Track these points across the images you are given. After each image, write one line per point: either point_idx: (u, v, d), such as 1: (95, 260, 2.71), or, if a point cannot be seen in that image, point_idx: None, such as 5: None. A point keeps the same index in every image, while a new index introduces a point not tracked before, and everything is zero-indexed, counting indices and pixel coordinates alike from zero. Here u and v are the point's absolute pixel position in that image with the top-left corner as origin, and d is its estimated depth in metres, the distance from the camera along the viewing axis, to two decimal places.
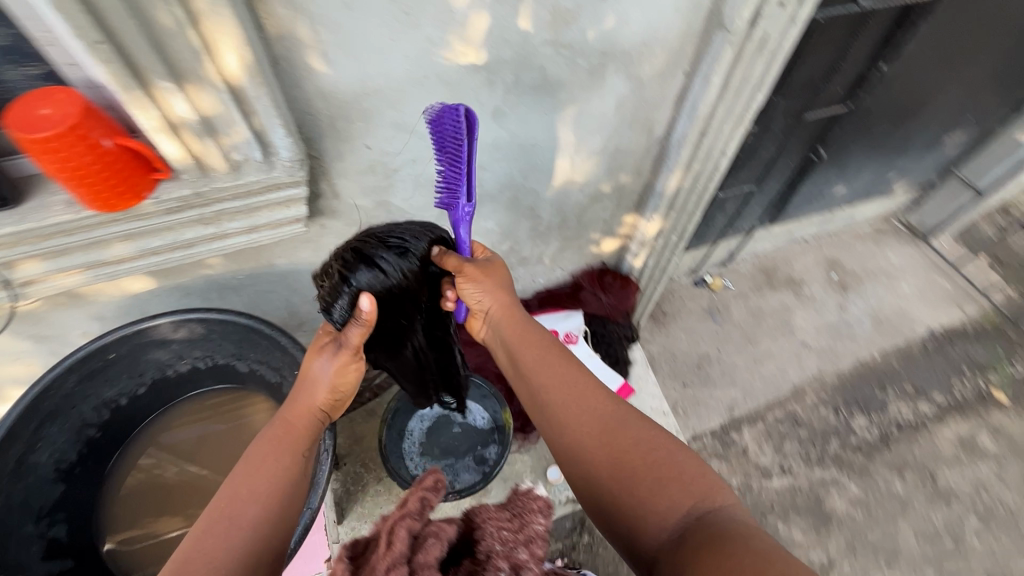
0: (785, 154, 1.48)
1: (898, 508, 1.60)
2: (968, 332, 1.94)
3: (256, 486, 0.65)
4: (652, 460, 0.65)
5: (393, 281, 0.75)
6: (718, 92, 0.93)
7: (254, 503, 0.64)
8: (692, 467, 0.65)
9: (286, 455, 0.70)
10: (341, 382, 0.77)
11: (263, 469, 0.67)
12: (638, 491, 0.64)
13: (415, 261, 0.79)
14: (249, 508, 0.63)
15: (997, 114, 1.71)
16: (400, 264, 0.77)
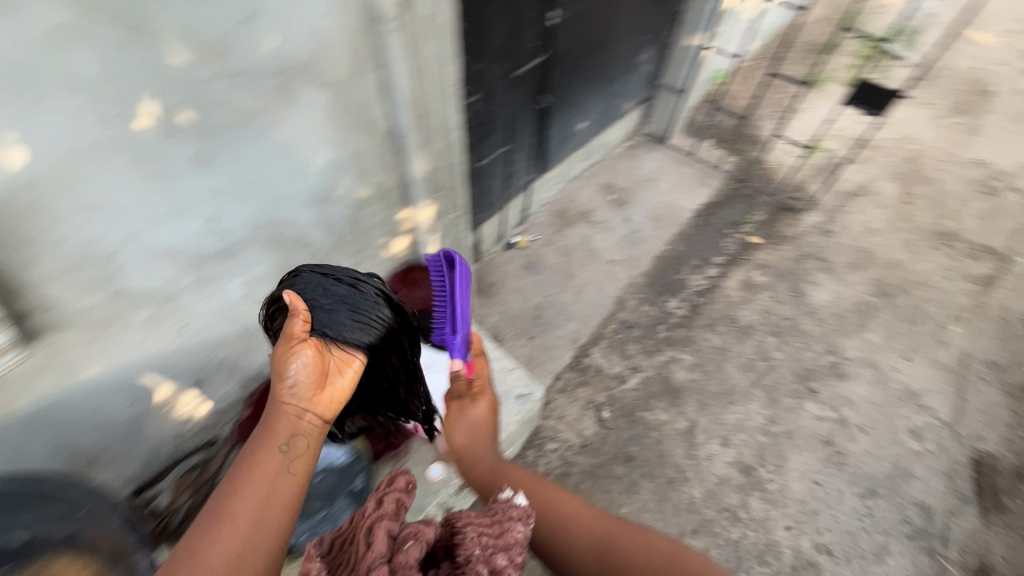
0: (518, 111, 1.66)
1: (721, 355, 1.89)
2: (718, 201, 2.37)
3: (250, 491, 0.64)
4: (562, 507, 0.82)
5: (344, 299, 0.87)
6: (409, 75, 1.03)
7: (251, 502, 0.63)
8: (590, 512, 0.81)
9: (270, 458, 0.68)
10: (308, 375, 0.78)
11: (253, 474, 0.66)
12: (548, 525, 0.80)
13: (361, 291, 0.91)
14: (241, 504, 0.62)
15: (661, 28, 2.09)
16: (345, 291, 0.89)
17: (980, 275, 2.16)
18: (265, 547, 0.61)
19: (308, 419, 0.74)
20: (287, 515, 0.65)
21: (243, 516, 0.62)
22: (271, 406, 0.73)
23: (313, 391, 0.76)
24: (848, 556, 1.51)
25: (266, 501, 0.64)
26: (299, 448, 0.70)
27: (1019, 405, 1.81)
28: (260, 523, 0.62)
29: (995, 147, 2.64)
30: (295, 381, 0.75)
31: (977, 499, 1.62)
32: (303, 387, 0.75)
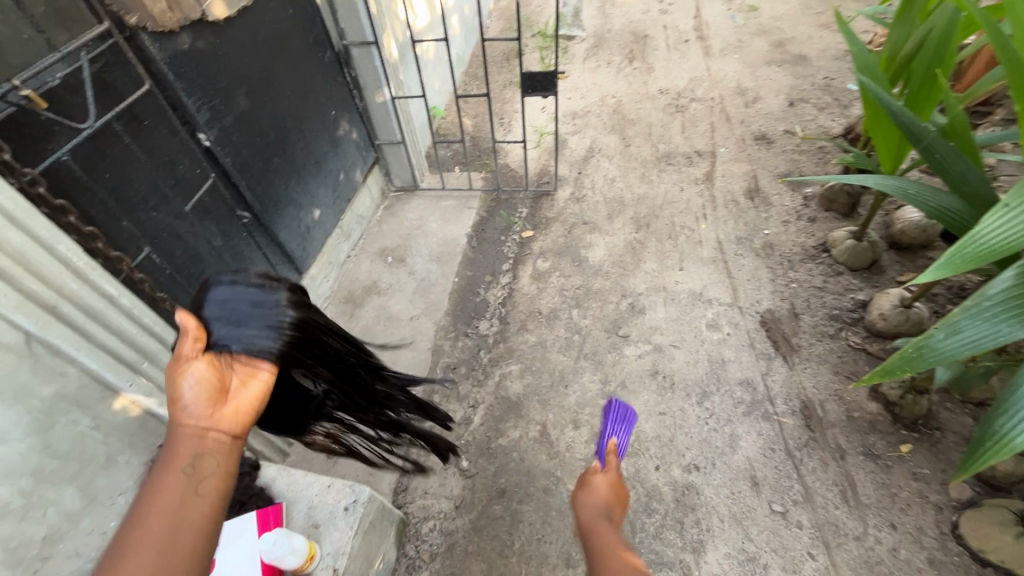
0: (225, 234, 1.58)
1: (541, 349, 1.96)
2: (485, 216, 2.49)
3: (158, 527, 0.72)
4: (611, 555, 1.02)
5: (246, 316, 0.85)
6: (2, 272, 0.91)
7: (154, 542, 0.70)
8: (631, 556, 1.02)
9: (172, 486, 0.74)
10: (205, 398, 0.79)
11: (156, 508, 0.73)
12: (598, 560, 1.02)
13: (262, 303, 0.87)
14: (142, 549, 0.70)
15: (347, 98, 2.17)
16: (242, 303, 0.85)
17: (702, 175, 2.53)
18: (178, 575, 0.71)
19: (211, 438, 0.78)
20: (195, 539, 0.73)
21: (149, 551, 0.70)
22: (172, 429, 0.78)
23: (208, 407, 0.79)
24: (711, 460, 1.62)
25: (173, 530, 0.72)
26: (203, 472, 0.76)
27: (772, 260, 2.13)
28: (169, 550, 0.71)
29: (668, 75, 3.16)
30: (190, 405, 0.78)
31: (777, 351, 1.85)
32: (198, 408, 0.78)
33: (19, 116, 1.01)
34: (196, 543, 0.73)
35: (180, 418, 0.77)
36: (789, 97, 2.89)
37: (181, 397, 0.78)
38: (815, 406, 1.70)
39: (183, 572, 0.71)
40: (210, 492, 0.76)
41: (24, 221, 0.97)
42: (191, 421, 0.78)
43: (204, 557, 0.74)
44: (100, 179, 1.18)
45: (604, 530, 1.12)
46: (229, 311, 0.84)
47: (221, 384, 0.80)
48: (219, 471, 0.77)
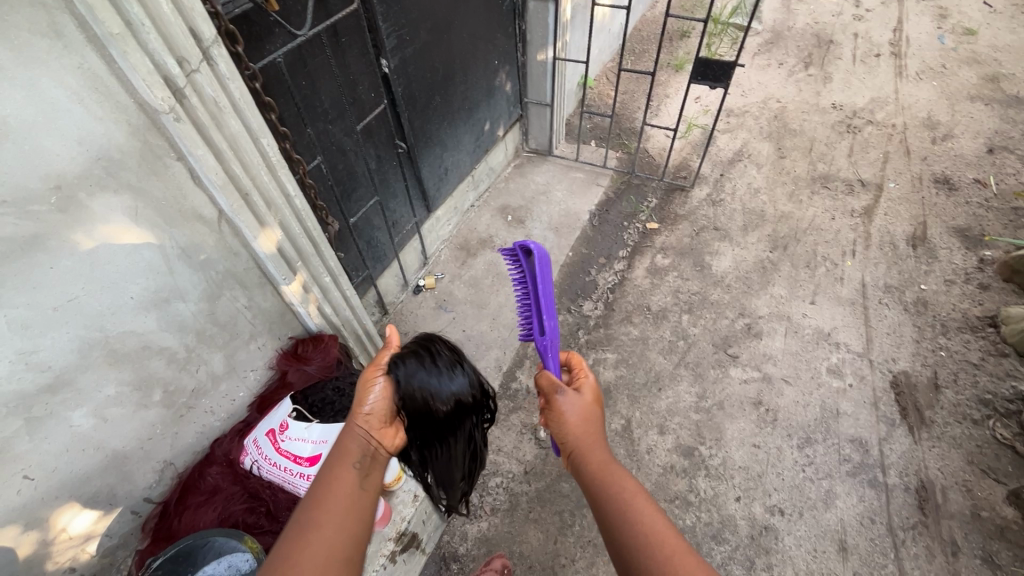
0: (380, 158, 1.65)
1: (642, 345, 1.91)
2: (612, 197, 2.41)
3: (331, 503, 0.79)
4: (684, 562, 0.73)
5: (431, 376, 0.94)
6: (217, 156, 0.99)
7: (327, 519, 0.77)
8: (688, 559, 0.74)
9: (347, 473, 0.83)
10: (383, 398, 0.92)
11: (333, 489, 0.81)
12: (622, 531, 0.79)
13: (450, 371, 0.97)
14: (321, 519, 0.77)
15: (512, 50, 2.16)
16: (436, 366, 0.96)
17: (861, 208, 2.29)
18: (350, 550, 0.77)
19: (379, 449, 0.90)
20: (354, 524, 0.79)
21: (331, 522, 0.77)
22: (346, 432, 0.89)
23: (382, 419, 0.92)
24: (799, 510, 1.52)
25: (342, 513, 0.79)
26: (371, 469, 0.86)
27: (922, 320, 1.90)
28: (342, 529, 0.77)
29: (847, 89, 2.84)
30: (370, 415, 0.91)
31: (904, 419, 1.67)
32: (376, 416, 0.91)
33: (252, 13, 1.08)
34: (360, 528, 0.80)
35: (359, 421, 0.89)
36: (989, 142, 2.50)
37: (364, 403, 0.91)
38: (935, 490, 1.53)
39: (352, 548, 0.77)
40: (370, 486, 0.84)
41: (246, 111, 1.01)
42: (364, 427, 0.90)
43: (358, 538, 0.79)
44: (298, 87, 1.26)
45: (635, 488, 0.84)
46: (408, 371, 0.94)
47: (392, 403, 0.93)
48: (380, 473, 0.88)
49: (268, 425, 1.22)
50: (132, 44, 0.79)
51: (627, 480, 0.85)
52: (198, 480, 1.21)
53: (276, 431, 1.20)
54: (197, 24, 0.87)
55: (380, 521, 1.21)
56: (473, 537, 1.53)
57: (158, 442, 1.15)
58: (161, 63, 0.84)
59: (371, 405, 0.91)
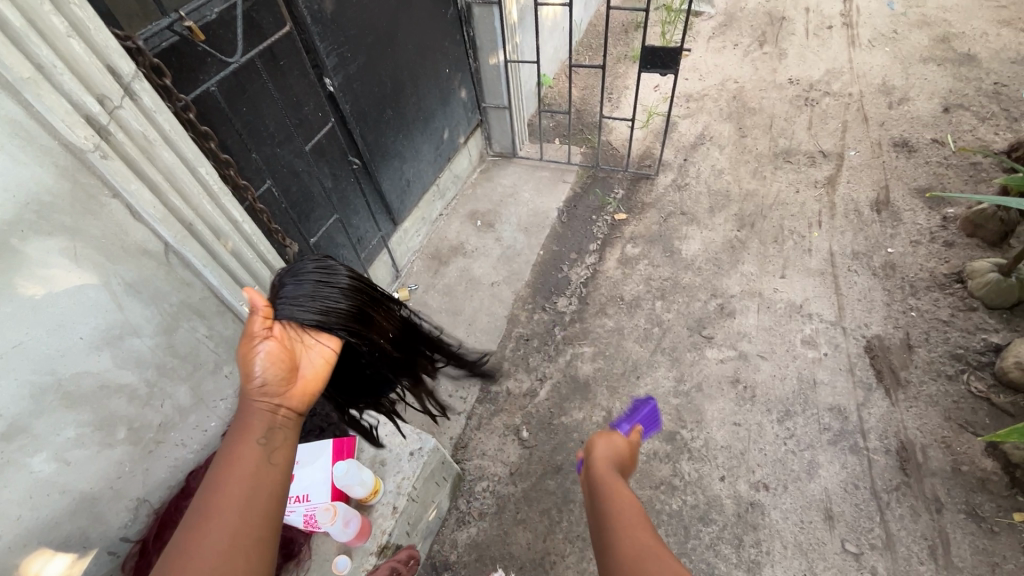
0: (335, 176, 1.66)
1: (618, 336, 1.92)
2: (579, 192, 2.42)
3: (236, 486, 0.72)
4: (632, 550, 0.73)
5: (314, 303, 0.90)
6: (153, 189, 1.01)
7: (232, 503, 0.71)
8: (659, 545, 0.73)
9: (248, 451, 0.76)
10: (270, 363, 0.83)
11: (232, 467, 0.74)
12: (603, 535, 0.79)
13: (322, 291, 0.93)
14: (225, 502, 0.71)
15: (462, 57, 2.17)
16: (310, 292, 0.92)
17: (824, 178, 2.31)
18: (261, 528, 0.72)
19: (281, 412, 0.82)
20: (271, 503, 0.74)
21: (231, 508, 0.71)
22: (243, 407, 0.80)
23: (281, 384, 0.83)
24: (784, 483, 1.53)
25: (252, 489, 0.73)
26: (276, 439, 0.79)
27: (891, 283, 1.92)
28: (248, 513, 0.72)
29: (802, 63, 2.87)
30: (264, 382, 0.81)
31: (880, 382, 1.68)
32: (270, 383, 0.82)
33: (180, 45, 1.09)
34: (272, 509, 0.74)
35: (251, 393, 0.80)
36: (944, 102, 2.53)
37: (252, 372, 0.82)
38: (915, 450, 1.54)
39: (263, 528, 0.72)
40: (281, 459, 0.78)
41: (177, 142, 1.03)
42: (261, 398, 0.81)
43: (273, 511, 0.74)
44: (238, 114, 1.27)
45: (612, 486, 0.87)
46: (302, 292, 0.92)
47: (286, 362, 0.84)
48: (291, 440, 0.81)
49: None
50: (47, 86, 0.80)
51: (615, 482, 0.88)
52: (174, 515, 1.19)
53: None
54: (114, 61, 0.89)
55: (359, 537, 1.22)
56: (463, 544, 1.52)
57: (129, 480, 1.15)
58: (80, 103, 0.85)
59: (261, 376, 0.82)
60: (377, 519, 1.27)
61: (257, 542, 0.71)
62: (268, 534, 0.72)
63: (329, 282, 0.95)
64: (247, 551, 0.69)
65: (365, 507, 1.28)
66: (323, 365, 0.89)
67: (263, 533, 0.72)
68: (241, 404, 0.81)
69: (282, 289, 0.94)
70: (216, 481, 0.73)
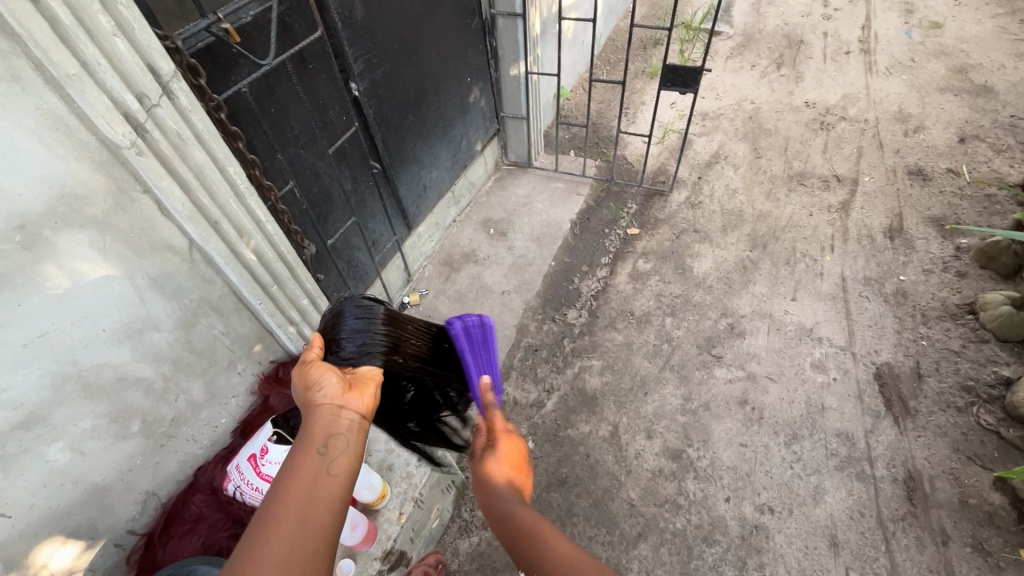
0: (355, 179, 1.67)
1: (627, 350, 1.92)
2: (592, 205, 2.44)
3: (301, 499, 0.71)
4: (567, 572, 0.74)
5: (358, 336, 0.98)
6: (182, 186, 1.02)
7: (295, 515, 0.69)
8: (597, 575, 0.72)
9: (315, 462, 0.75)
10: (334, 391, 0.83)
11: (300, 477, 0.73)
12: None
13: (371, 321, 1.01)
14: (288, 512, 0.69)
15: (484, 66, 2.19)
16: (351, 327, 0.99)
17: (837, 203, 2.31)
18: (317, 541, 0.69)
19: (344, 416, 0.82)
20: (329, 513, 0.72)
21: (291, 519, 0.69)
22: (308, 414, 0.81)
23: (340, 390, 0.84)
24: (789, 507, 1.52)
25: (316, 500, 0.72)
26: (338, 450, 0.77)
27: (902, 310, 1.92)
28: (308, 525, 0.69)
29: (819, 87, 2.88)
30: (326, 389, 0.83)
31: (888, 410, 1.68)
32: (332, 391, 0.83)
33: (215, 46, 1.11)
34: (329, 523, 0.71)
35: (317, 399, 0.82)
36: (959, 132, 2.54)
37: (316, 386, 0.84)
38: (922, 480, 1.54)
39: (320, 543, 0.69)
40: (341, 470, 0.76)
41: (209, 141, 1.05)
42: (326, 401, 0.83)
43: (334, 526, 0.72)
44: (266, 115, 1.28)
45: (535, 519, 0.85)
46: (352, 329, 0.99)
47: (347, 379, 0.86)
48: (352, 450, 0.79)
49: (250, 450, 1.19)
50: (90, 83, 0.82)
51: (529, 514, 0.86)
52: (182, 509, 1.22)
53: (257, 456, 1.17)
54: (154, 60, 0.90)
55: (365, 541, 1.22)
56: (464, 552, 1.52)
57: (139, 473, 1.15)
58: (119, 99, 0.87)
59: (325, 386, 0.83)
60: (383, 524, 1.28)
61: (311, 558, 0.67)
62: (325, 546, 0.69)
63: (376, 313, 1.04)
64: (304, 562, 0.66)
65: (371, 512, 1.28)
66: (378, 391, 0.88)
67: (322, 550, 0.69)
68: (310, 419, 0.80)
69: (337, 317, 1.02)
70: (280, 489, 0.72)
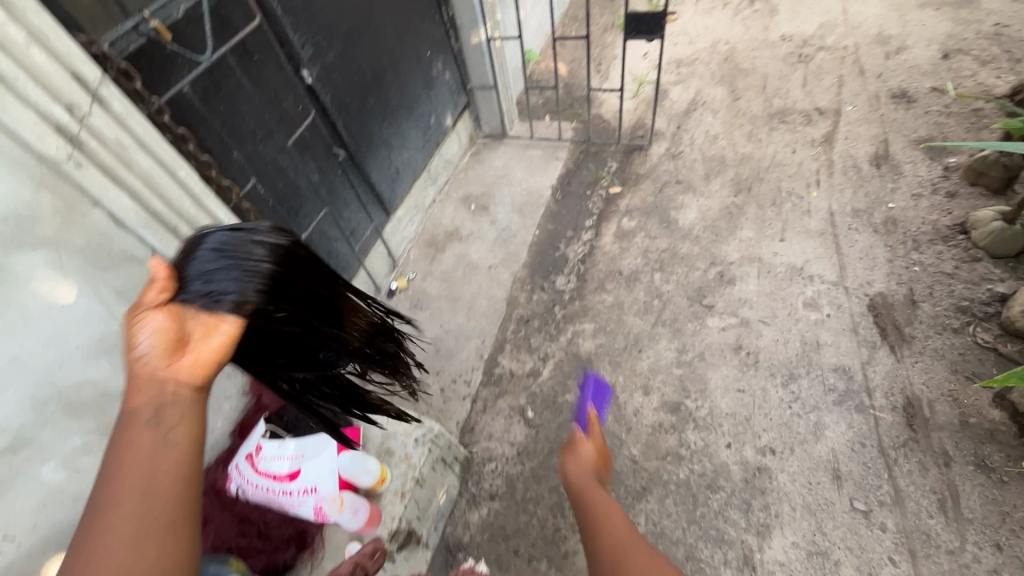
0: (322, 169, 1.65)
1: (618, 310, 1.91)
2: (571, 168, 2.39)
3: (139, 475, 0.61)
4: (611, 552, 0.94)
5: (215, 273, 0.74)
6: (131, 193, 1.03)
7: (135, 492, 0.60)
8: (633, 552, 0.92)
9: (140, 439, 0.63)
10: (156, 345, 0.67)
11: (128, 457, 0.62)
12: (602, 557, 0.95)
13: (224, 246, 0.77)
14: (124, 487, 0.61)
15: (443, 38, 2.13)
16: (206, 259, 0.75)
17: (821, 136, 2.25)
18: (162, 513, 0.61)
19: (172, 390, 0.66)
20: (173, 487, 0.62)
21: (124, 497, 0.60)
22: (128, 381, 0.66)
23: (165, 358, 0.67)
24: (790, 446, 1.53)
25: (150, 476, 0.61)
26: (169, 421, 0.64)
27: (893, 238, 1.89)
28: (157, 501, 0.61)
29: (795, 19, 2.78)
30: (146, 350, 0.66)
31: (885, 339, 1.67)
32: (155, 360, 0.66)
33: (149, 47, 1.08)
34: (174, 490, 0.62)
35: (134, 368, 0.65)
36: (943, 48, 2.45)
37: (135, 348, 0.67)
38: (922, 405, 1.53)
39: (177, 510, 0.62)
40: (180, 440, 0.64)
41: (151, 145, 1.05)
42: (148, 371, 0.66)
43: (192, 494, 0.64)
44: (215, 113, 1.25)
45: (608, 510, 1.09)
46: (209, 265, 0.75)
47: (178, 332, 0.68)
48: (191, 416, 0.66)
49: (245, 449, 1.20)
50: (12, 99, 0.81)
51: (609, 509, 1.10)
52: None
53: (252, 456, 1.18)
54: (77, 67, 0.89)
55: (370, 524, 1.26)
56: (475, 525, 1.55)
57: None
58: (48, 113, 0.86)
59: (145, 350, 0.66)
60: (386, 506, 1.30)
61: (165, 529, 0.60)
62: (179, 518, 0.62)
63: (241, 238, 0.79)
64: (158, 532, 0.60)
65: (372, 495, 1.30)
66: (229, 340, 0.71)
67: (176, 522, 0.61)
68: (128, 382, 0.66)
69: (196, 240, 0.79)
70: (111, 473, 0.62)
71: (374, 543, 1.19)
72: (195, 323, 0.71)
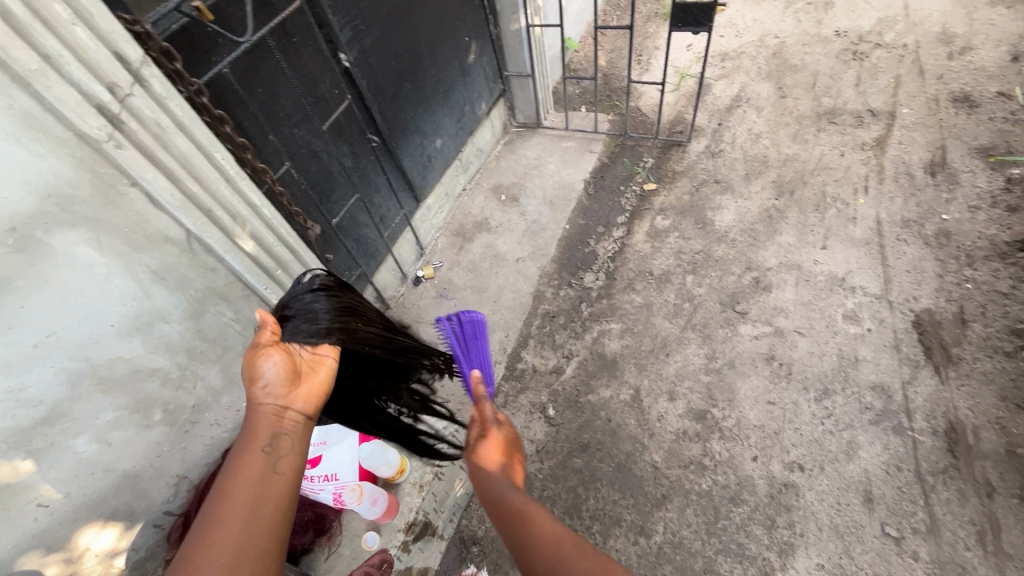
0: (355, 155, 1.64)
1: (647, 312, 1.86)
2: (606, 162, 2.33)
3: (248, 504, 0.71)
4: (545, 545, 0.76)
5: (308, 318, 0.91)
6: (169, 174, 1.03)
7: (243, 517, 0.70)
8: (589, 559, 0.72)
9: (254, 464, 0.75)
10: (278, 380, 0.82)
11: (240, 477, 0.73)
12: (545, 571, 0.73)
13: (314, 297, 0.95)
14: (230, 512, 0.70)
15: (483, 24, 2.09)
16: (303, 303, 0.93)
17: (872, 140, 2.14)
18: (261, 543, 0.70)
19: (287, 419, 0.81)
20: (275, 515, 0.73)
21: (236, 519, 0.70)
22: (250, 408, 0.80)
23: (285, 389, 0.82)
24: (820, 464, 1.47)
25: (256, 503, 0.72)
26: (281, 451, 0.77)
27: (945, 252, 1.79)
28: (261, 527, 0.71)
29: (851, 13, 2.64)
30: (268, 384, 0.81)
31: (928, 359, 1.59)
32: (277, 389, 0.82)
33: (190, 27, 1.07)
34: (275, 519, 0.73)
35: (259, 396, 0.80)
36: (1013, 49, 2.29)
37: (259, 378, 0.81)
38: (965, 431, 1.46)
39: (270, 541, 0.71)
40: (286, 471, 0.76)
41: (189, 128, 1.05)
42: (269, 401, 0.81)
43: (287, 523, 0.74)
44: (253, 95, 1.25)
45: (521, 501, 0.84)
46: (309, 306, 0.93)
47: (295, 368, 0.84)
48: (294, 453, 0.79)
49: None
50: (56, 77, 0.81)
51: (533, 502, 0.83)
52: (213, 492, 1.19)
53: None
54: (120, 48, 0.90)
55: (387, 514, 1.27)
56: None
57: (168, 458, 1.15)
58: (90, 92, 0.86)
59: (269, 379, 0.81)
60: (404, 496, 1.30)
61: (259, 560, 0.69)
62: (273, 548, 0.71)
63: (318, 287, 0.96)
64: (251, 562, 0.68)
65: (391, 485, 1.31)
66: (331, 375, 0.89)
67: (270, 554, 0.71)
68: (249, 410, 0.80)
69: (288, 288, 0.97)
70: (220, 494, 0.72)
71: (385, 552, 1.25)
72: (302, 359, 0.87)
